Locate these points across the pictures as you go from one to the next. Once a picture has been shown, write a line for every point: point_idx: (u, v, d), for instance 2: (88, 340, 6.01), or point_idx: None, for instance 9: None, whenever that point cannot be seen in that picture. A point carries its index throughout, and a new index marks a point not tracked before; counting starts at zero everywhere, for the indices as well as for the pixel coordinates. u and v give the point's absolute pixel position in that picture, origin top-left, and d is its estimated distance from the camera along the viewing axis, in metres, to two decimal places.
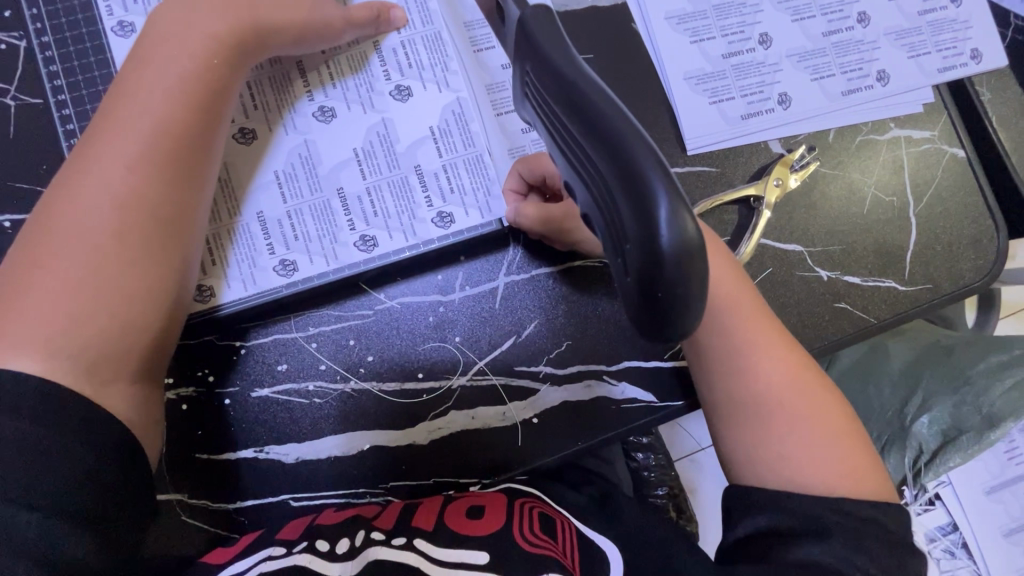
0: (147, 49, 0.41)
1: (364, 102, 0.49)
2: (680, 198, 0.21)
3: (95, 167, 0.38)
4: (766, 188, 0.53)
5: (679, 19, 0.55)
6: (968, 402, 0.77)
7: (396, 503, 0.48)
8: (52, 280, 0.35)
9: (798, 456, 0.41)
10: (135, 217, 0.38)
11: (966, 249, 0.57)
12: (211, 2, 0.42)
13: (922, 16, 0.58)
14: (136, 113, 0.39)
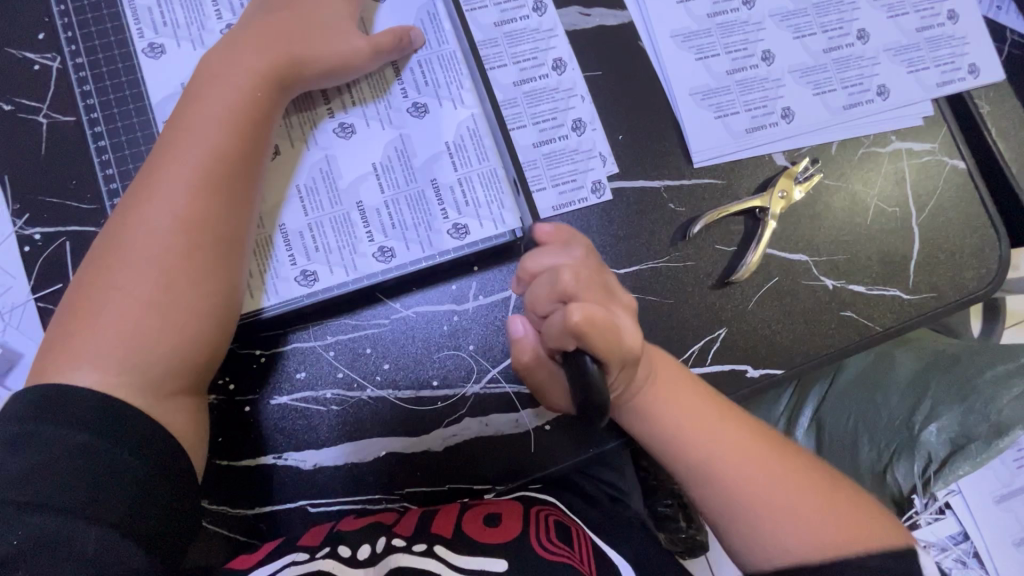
0: (200, 85, 0.45)
1: (382, 119, 0.51)
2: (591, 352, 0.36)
3: (159, 194, 0.42)
4: (772, 200, 0.54)
5: (684, 37, 0.57)
6: (974, 410, 0.79)
7: (415, 511, 0.49)
8: (125, 297, 0.40)
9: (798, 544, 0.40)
10: (193, 238, 0.42)
11: (969, 259, 0.58)
12: (254, 43, 0.46)
13: (920, 32, 0.59)
14: (193, 145, 0.43)
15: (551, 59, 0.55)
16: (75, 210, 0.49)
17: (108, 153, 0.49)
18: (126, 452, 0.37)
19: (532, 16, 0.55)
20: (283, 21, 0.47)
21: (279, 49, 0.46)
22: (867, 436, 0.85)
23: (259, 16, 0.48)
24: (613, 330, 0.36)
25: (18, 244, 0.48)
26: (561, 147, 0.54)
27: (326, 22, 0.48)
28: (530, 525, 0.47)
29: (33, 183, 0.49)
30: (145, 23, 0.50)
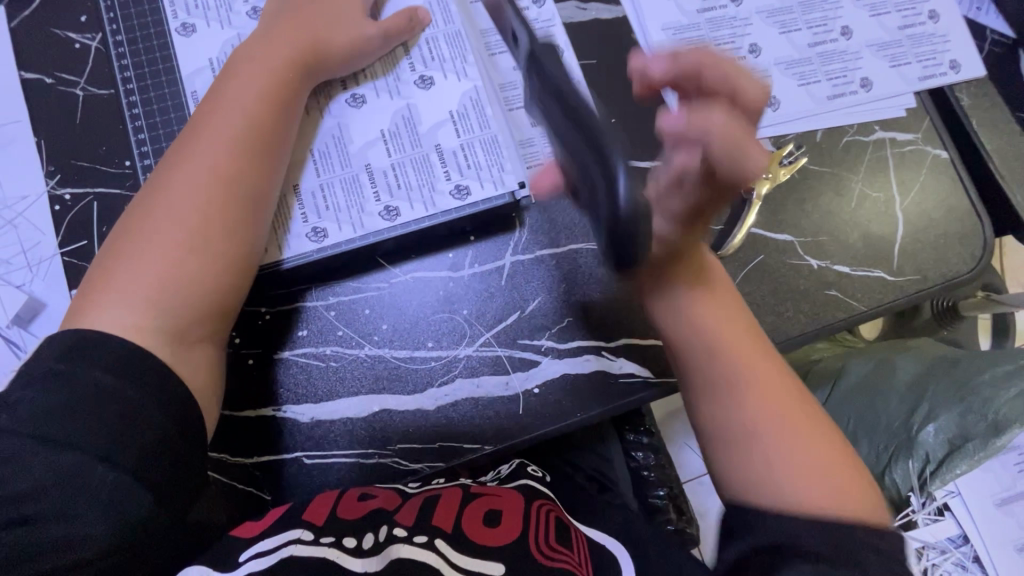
0: (235, 68, 0.50)
1: (391, 90, 0.55)
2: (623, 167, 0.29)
3: (195, 157, 0.46)
4: (756, 180, 0.57)
5: (675, 30, 0.60)
6: (973, 410, 0.77)
7: (416, 498, 0.49)
8: (156, 246, 0.43)
9: (788, 467, 0.43)
10: (223, 198, 0.45)
11: (953, 244, 0.59)
12: (288, 33, 0.51)
13: (902, 30, 0.62)
14: (229, 116, 0.47)
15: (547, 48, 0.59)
16: (103, 173, 0.53)
17: (139, 120, 0.53)
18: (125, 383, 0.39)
19: (532, 8, 0.59)
20: (310, 13, 0.52)
21: (307, 34, 0.51)
22: (866, 436, 0.88)
23: (285, 8, 0.53)
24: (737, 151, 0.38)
25: (49, 203, 0.52)
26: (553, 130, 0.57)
27: (346, 14, 0.53)
28: (531, 524, 0.49)
29: (67, 148, 0.53)
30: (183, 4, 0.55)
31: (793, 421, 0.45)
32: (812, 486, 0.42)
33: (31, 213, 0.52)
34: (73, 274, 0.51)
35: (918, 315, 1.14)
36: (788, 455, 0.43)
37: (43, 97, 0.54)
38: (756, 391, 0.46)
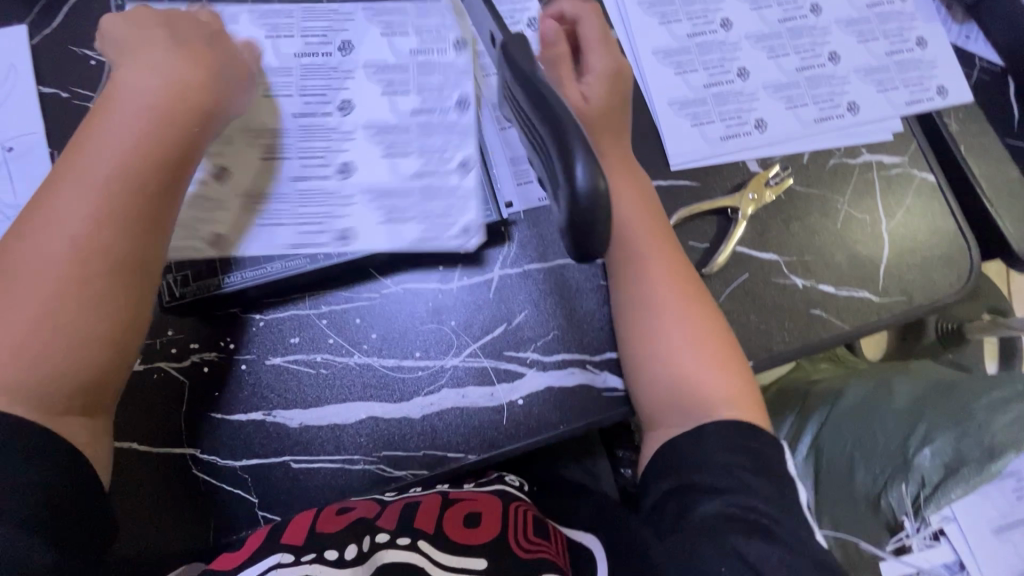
0: (95, 122, 0.45)
1: (326, 85, 0.56)
2: (595, 161, 0.28)
3: (51, 225, 0.42)
4: (742, 201, 0.58)
5: (665, 54, 0.62)
6: (970, 434, 0.77)
7: (395, 506, 0.52)
8: (10, 325, 0.40)
9: (677, 349, 0.52)
10: (84, 268, 0.41)
11: (939, 266, 0.60)
12: (159, 76, 0.46)
13: (889, 56, 0.64)
14: (85, 180, 0.43)
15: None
16: None
17: None
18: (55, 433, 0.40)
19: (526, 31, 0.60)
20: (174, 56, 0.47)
21: (185, 77, 0.47)
22: (862, 462, 0.87)
23: (143, 48, 0.48)
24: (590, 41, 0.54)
25: None
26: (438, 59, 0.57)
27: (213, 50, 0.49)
28: (508, 521, 0.53)
29: None
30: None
31: (687, 308, 0.52)
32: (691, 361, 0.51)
33: None
34: None
35: (922, 336, 1.13)
36: (678, 334, 0.52)
37: (59, 111, 0.57)
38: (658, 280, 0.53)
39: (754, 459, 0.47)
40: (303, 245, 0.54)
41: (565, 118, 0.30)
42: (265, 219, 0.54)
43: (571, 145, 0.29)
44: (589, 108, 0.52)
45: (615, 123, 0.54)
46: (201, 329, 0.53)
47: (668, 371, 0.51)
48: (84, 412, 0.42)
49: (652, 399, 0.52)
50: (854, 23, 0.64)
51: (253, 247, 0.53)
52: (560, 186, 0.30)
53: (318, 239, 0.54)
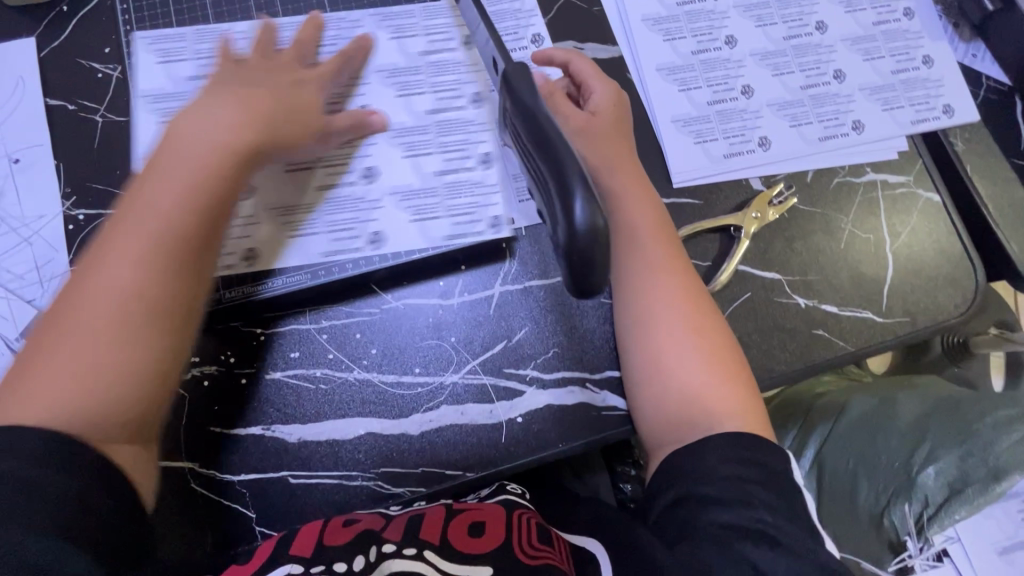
0: (164, 158, 0.46)
1: (341, 92, 0.57)
2: (594, 198, 0.29)
3: (113, 256, 0.43)
4: (746, 219, 0.58)
5: (669, 71, 0.62)
6: (975, 454, 0.76)
7: (401, 516, 0.50)
8: (72, 357, 0.41)
9: (684, 360, 0.52)
10: (144, 302, 0.42)
11: (944, 286, 0.59)
12: (219, 115, 0.48)
13: (895, 74, 0.64)
14: (147, 220, 0.44)
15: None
16: (116, 196, 0.56)
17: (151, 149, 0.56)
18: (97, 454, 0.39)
19: (530, 47, 0.60)
20: (249, 104, 0.50)
21: (244, 114, 0.49)
22: (865, 478, 0.86)
23: (220, 93, 0.50)
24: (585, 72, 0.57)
25: (64, 223, 0.55)
26: (449, 57, 0.59)
27: (286, 99, 0.52)
28: (512, 531, 0.51)
29: (84, 171, 0.56)
30: (181, 66, 0.57)
31: (690, 315, 0.52)
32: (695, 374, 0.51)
33: (46, 232, 0.55)
34: None
35: (927, 351, 1.12)
36: (681, 340, 0.52)
37: (65, 123, 0.58)
38: (663, 290, 0.53)
39: (758, 472, 0.47)
40: (335, 253, 0.54)
41: (564, 152, 0.30)
42: (292, 232, 0.54)
43: (570, 179, 0.30)
44: (594, 121, 0.55)
45: (621, 133, 0.56)
46: (203, 343, 0.54)
47: (670, 378, 0.51)
48: (129, 442, 0.42)
49: (654, 406, 0.52)
50: (859, 41, 0.64)
51: (283, 260, 0.54)
52: (557, 217, 0.31)
53: (349, 246, 0.54)
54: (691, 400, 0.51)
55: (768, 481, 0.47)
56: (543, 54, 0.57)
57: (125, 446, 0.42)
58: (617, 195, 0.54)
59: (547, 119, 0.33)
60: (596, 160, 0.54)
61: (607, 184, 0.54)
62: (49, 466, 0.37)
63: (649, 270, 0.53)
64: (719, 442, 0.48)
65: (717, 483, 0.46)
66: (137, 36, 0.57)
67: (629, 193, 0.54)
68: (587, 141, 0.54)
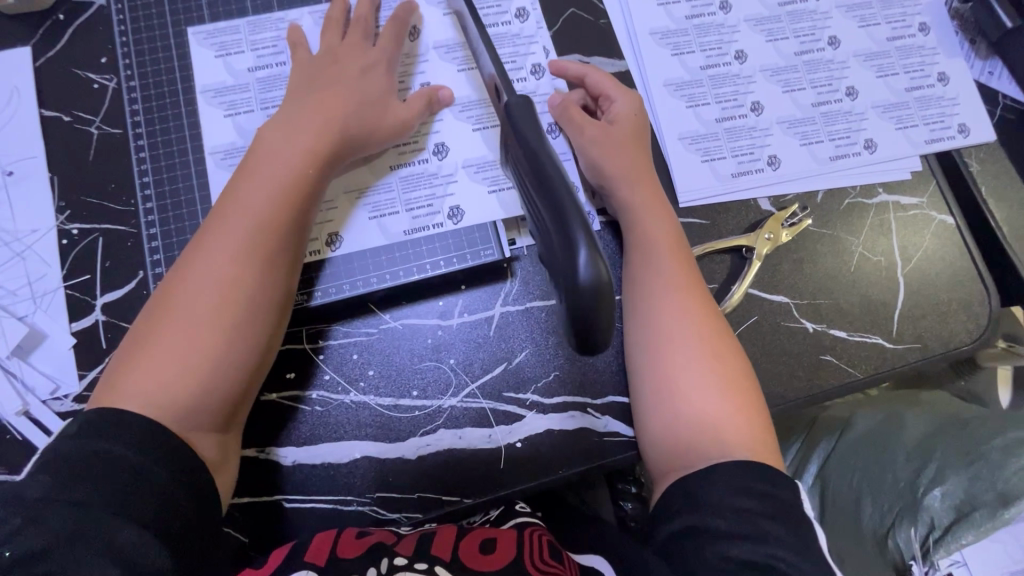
0: (263, 151, 0.48)
1: (404, 71, 0.57)
2: (598, 253, 0.29)
3: (213, 245, 0.44)
4: (758, 240, 0.57)
5: (677, 86, 0.60)
6: (983, 477, 0.71)
7: (413, 534, 0.50)
8: (168, 346, 0.41)
9: (696, 389, 0.48)
10: (239, 299, 0.43)
11: (957, 312, 0.58)
12: (307, 120, 0.49)
13: (909, 92, 0.62)
14: (244, 220, 0.45)
15: (546, 121, 0.58)
16: (110, 210, 0.55)
17: (147, 163, 0.55)
18: (161, 447, 0.39)
19: (538, 54, 0.59)
20: (336, 96, 0.50)
21: (332, 117, 0.49)
22: (870, 498, 0.84)
23: (309, 85, 0.51)
24: (604, 79, 0.55)
25: (58, 237, 0.54)
26: (504, 31, 0.59)
27: (371, 89, 0.52)
28: (524, 548, 0.50)
29: (78, 185, 0.55)
30: (239, 60, 0.56)
31: (707, 338, 0.49)
32: (704, 404, 0.47)
33: (39, 246, 0.54)
34: (75, 307, 0.53)
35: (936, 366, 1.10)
36: (696, 363, 0.48)
37: (60, 135, 0.56)
38: (675, 311, 0.50)
39: (768, 504, 0.42)
40: (415, 229, 0.55)
41: (567, 196, 0.30)
42: (371, 208, 0.55)
43: (572, 225, 0.29)
44: (612, 131, 0.53)
45: (640, 141, 0.54)
46: None
47: (684, 405, 0.48)
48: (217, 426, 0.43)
49: (666, 435, 0.48)
50: (873, 57, 0.63)
51: (364, 236, 0.54)
52: (560, 262, 0.30)
53: (428, 222, 0.55)
54: (704, 430, 0.47)
55: (775, 511, 0.42)
56: (558, 66, 0.57)
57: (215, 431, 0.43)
58: (633, 207, 0.52)
59: (548, 156, 0.32)
60: (611, 172, 0.52)
61: (623, 197, 0.52)
62: (137, 449, 0.38)
63: (663, 287, 0.50)
64: (730, 468, 0.44)
65: (721, 512, 0.42)
66: (190, 32, 0.57)
67: (647, 206, 0.52)
68: (601, 150, 0.53)
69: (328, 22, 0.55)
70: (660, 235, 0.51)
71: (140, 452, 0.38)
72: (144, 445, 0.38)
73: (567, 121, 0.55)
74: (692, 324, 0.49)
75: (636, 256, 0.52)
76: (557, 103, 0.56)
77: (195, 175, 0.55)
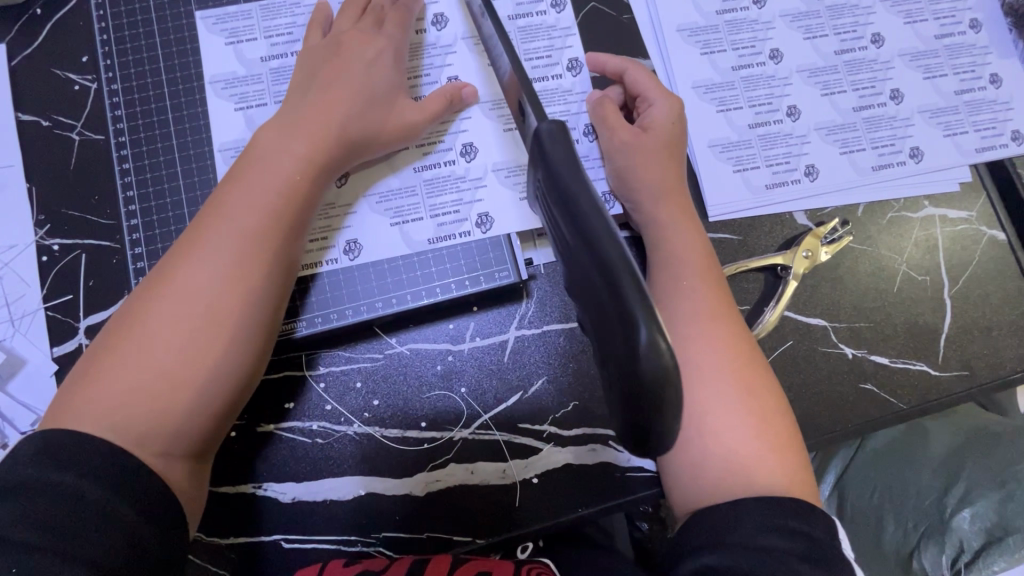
0: (256, 153, 0.43)
1: (429, 64, 0.52)
2: (658, 322, 0.24)
3: (192, 257, 0.39)
4: (795, 258, 0.52)
5: (707, 88, 0.55)
6: (1017, 498, 0.63)
7: (404, 559, 0.45)
8: (135, 369, 0.37)
9: (728, 425, 0.43)
10: (219, 322, 0.38)
11: (1008, 336, 0.54)
12: (302, 123, 0.44)
13: (958, 95, 0.57)
14: (230, 233, 0.40)
15: (582, 125, 0.53)
16: (92, 224, 0.51)
17: (131, 175, 0.50)
18: (120, 476, 0.34)
19: (575, 46, 0.54)
20: (340, 93, 0.45)
21: (329, 119, 0.44)
22: (893, 513, 0.71)
23: (310, 82, 0.46)
24: (647, 77, 0.51)
25: (37, 253, 0.50)
26: (538, 22, 0.54)
27: (379, 86, 0.47)
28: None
29: (58, 197, 0.51)
30: (252, 47, 0.51)
31: (741, 374, 0.44)
32: (736, 443, 0.42)
33: (17, 264, 0.50)
34: (56, 330, 0.49)
35: None
36: (732, 400, 0.43)
37: (39, 141, 0.52)
38: (708, 337, 0.44)
39: (806, 546, 0.37)
40: (441, 237, 0.50)
41: (609, 242, 0.25)
42: (394, 213, 0.50)
43: (619, 278, 0.24)
44: (646, 136, 0.48)
45: (676, 150, 0.49)
46: None
47: (715, 448, 0.42)
48: (188, 460, 0.38)
49: (694, 481, 0.43)
50: (919, 56, 0.57)
51: (385, 244, 0.50)
52: (611, 325, 0.25)
53: (455, 229, 0.50)
54: (737, 473, 0.42)
55: (814, 555, 0.37)
56: (597, 60, 0.52)
57: (186, 465, 0.38)
58: (660, 224, 0.47)
59: (585, 191, 0.27)
60: (644, 183, 0.48)
61: (648, 214, 0.48)
62: (98, 483, 0.33)
63: (695, 314, 0.45)
64: (758, 505, 0.39)
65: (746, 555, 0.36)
66: (199, 17, 0.52)
67: (675, 224, 0.47)
68: (632, 157, 0.48)
69: (349, 0, 0.50)
70: (691, 252, 0.47)
71: (98, 479, 0.33)
72: (104, 473, 0.34)
73: (601, 122, 0.50)
74: (726, 354, 0.44)
75: (662, 275, 0.46)
76: (594, 99, 0.51)
77: (183, 188, 0.50)
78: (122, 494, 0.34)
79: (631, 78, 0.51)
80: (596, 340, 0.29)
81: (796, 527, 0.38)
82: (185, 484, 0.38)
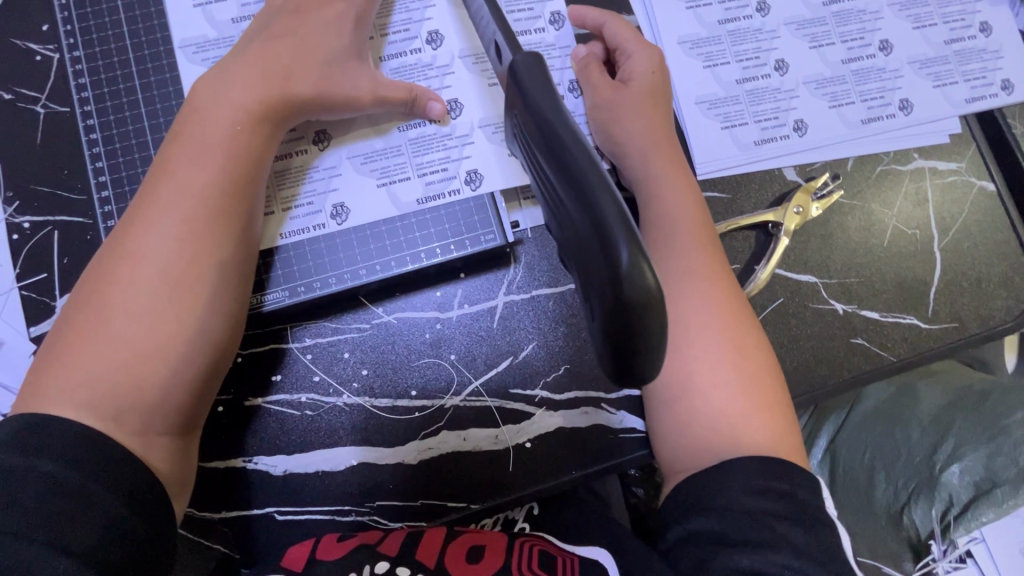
0: (194, 109, 0.41)
1: (406, 19, 0.50)
2: (641, 249, 0.23)
3: (146, 224, 0.38)
4: (786, 215, 0.52)
5: (693, 44, 0.54)
6: (1005, 452, 0.64)
7: (399, 531, 0.45)
8: (104, 343, 0.36)
9: (719, 383, 0.42)
10: (185, 283, 0.38)
11: (997, 288, 0.54)
12: (243, 74, 0.42)
13: (948, 45, 0.56)
14: (180, 193, 0.39)
15: (566, 81, 0.51)
16: (64, 200, 0.49)
17: (99, 146, 0.48)
18: (94, 458, 0.33)
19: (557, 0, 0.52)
20: (282, 44, 0.43)
21: (273, 69, 0.42)
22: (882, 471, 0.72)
23: (257, 36, 0.44)
24: (627, 28, 0.49)
25: (8, 231, 0.49)
26: None
27: (327, 35, 0.45)
28: (514, 553, 0.44)
29: (26, 172, 0.49)
30: (221, 9, 0.49)
31: (730, 329, 0.44)
32: (726, 399, 0.42)
33: None
34: (32, 310, 0.48)
35: None
36: (722, 357, 0.43)
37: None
38: (697, 294, 0.44)
39: (793, 504, 0.37)
40: (429, 197, 0.49)
41: (588, 172, 0.24)
42: (379, 174, 0.49)
43: (601, 208, 0.24)
44: (629, 90, 0.47)
45: (661, 103, 0.48)
46: None
47: (702, 404, 0.42)
48: (173, 433, 0.38)
49: (684, 440, 0.43)
50: (908, 6, 0.56)
51: (370, 207, 0.48)
52: (594, 264, 0.25)
53: (443, 189, 0.49)
54: (726, 430, 0.41)
55: (801, 512, 0.37)
56: (578, 14, 0.51)
57: (171, 438, 0.37)
58: (648, 180, 0.46)
59: (564, 124, 0.26)
60: (632, 139, 0.46)
61: (637, 171, 0.47)
62: (72, 465, 0.33)
63: (686, 270, 0.44)
64: (747, 465, 0.39)
65: (735, 516, 0.37)
66: None
67: (665, 179, 0.46)
68: (616, 114, 0.47)
69: None
70: (686, 210, 0.46)
71: (76, 461, 0.33)
72: (78, 455, 0.33)
73: (585, 80, 0.49)
74: (715, 310, 0.44)
75: (654, 233, 0.45)
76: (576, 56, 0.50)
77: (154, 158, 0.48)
78: (99, 478, 0.33)
79: (611, 30, 0.49)
80: (582, 282, 0.28)
81: (783, 485, 0.38)
82: (166, 458, 0.37)
